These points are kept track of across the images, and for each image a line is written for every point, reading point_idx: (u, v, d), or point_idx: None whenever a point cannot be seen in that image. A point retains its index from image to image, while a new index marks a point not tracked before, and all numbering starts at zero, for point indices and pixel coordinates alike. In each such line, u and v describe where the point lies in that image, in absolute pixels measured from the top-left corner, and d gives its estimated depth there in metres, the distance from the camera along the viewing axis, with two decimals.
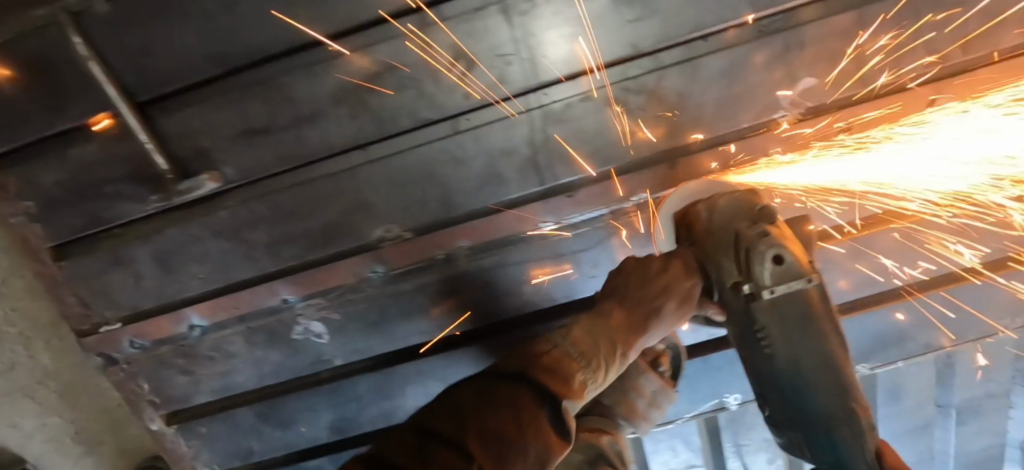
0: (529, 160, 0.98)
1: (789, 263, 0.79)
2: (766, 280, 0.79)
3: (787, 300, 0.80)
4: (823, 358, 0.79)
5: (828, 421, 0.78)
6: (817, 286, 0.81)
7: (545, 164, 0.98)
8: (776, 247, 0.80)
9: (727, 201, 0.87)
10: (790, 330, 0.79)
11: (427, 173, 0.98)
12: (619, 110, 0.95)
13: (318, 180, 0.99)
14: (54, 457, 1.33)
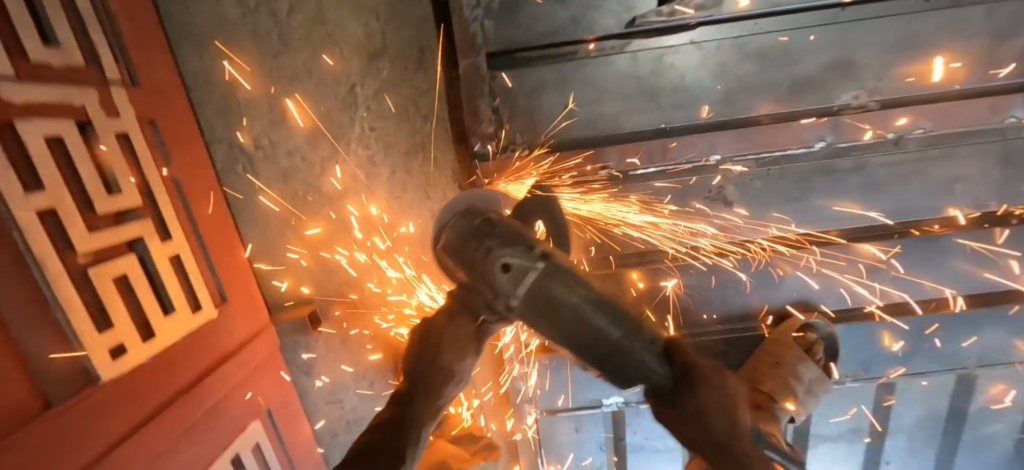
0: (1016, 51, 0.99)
1: (518, 266, 0.76)
2: (507, 288, 0.77)
3: (532, 296, 0.77)
4: (579, 291, 0.77)
5: (613, 351, 0.77)
6: (547, 266, 0.77)
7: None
8: (506, 258, 0.77)
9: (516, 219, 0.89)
10: (543, 315, 0.77)
11: (915, 47, 0.98)
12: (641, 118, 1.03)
13: (813, 30, 0.97)
14: (346, 305, 1.21)
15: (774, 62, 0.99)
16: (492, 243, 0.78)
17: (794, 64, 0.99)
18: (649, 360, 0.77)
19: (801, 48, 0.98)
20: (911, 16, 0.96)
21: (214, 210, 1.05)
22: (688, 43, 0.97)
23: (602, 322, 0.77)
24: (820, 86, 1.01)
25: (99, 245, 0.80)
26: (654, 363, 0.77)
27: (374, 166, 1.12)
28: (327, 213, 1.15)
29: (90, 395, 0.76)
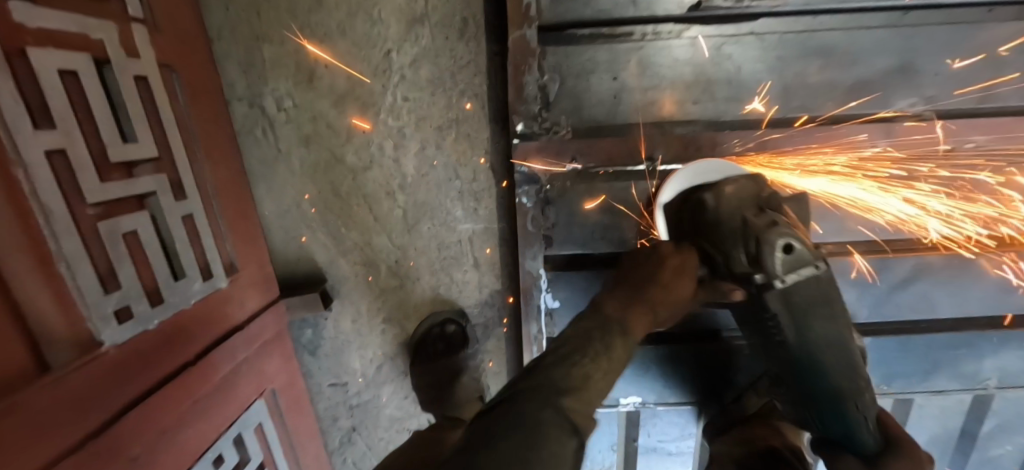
0: None
1: (799, 250, 0.71)
2: (778, 270, 0.72)
3: (796, 287, 0.74)
4: (836, 330, 0.78)
5: (840, 383, 0.79)
6: (824, 269, 0.75)
7: None
8: (788, 237, 0.71)
9: (731, 187, 0.80)
10: (797, 317, 0.76)
11: (973, 58, 0.96)
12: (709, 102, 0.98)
13: (874, 32, 0.94)
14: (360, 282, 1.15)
15: (830, 61, 0.96)
16: (773, 217, 0.74)
17: (852, 66, 0.96)
18: (867, 411, 0.81)
19: (860, 50, 0.95)
20: (970, 26, 0.94)
21: (231, 172, 0.98)
22: (748, 34, 0.94)
23: (840, 351, 0.79)
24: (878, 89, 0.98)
25: (110, 197, 0.70)
26: (847, 401, 0.80)
27: (403, 138, 1.05)
28: (348, 185, 1.08)
29: (95, 361, 0.67)
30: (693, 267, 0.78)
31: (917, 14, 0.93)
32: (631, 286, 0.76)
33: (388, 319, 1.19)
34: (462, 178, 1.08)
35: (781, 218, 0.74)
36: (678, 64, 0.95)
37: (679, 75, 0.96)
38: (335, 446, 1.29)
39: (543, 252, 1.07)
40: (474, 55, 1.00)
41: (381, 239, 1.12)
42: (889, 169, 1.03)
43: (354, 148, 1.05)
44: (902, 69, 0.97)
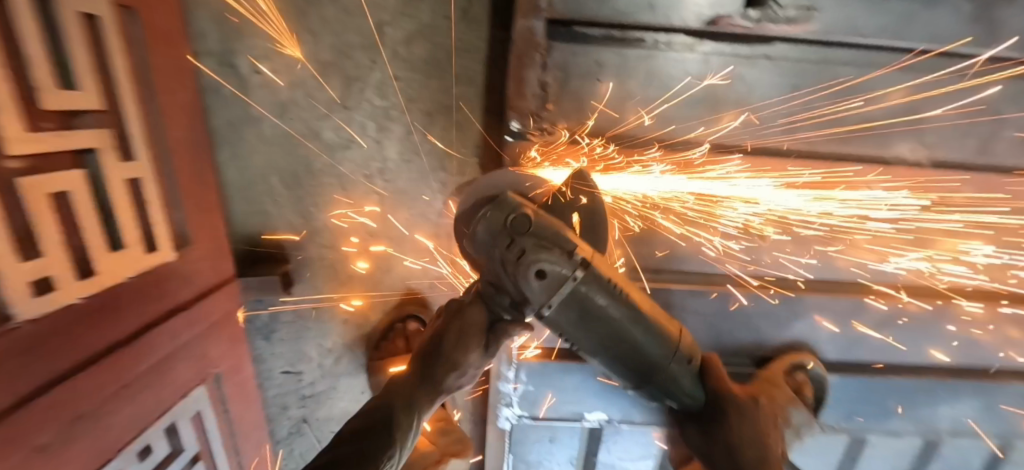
0: None
1: (553, 273, 0.72)
2: (541, 298, 0.73)
3: (566, 303, 0.74)
4: (618, 302, 0.76)
5: (624, 335, 0.77)
6: (585, 278, 0.73)
7: None
8: (541, 263, 0.71)
9: (483, 224, 0.75)
10: (588, 321, 0.76)
11: (982, 112, 0.94)
12: (716, 123, 0.93)
13: (890, 73, 0.91)
14: (325, 268, 1.08)
15: (843, 97, 0.92)
16: (526, 243, 0.72)
17: (862, 105, 0.93)
18: (676, 371, 0.81)
19: (873, 89, 0.92)
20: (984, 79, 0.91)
21: (192, 135, 0.88)
22: (761, 57, 0.89)
23: (627, 319, 0.76)
24: (888, 131, 0.95)
25: (36, 150, 0.59)
26: (690, 381, 0.83)
27: (387, 120, 0.98)
28: (322, 164, 1.00)
29: (2, 337, 0.57)
30: (484, 322, 0.79)
31: (938, 60, 0.90)
32: (455, 334, 0.78)
33: (352, 309, 1.12)
34: (447, 170, 1.03)
35: (538, 238, 0.73)
36: (685, 78, 0.90)
37: (686, 89, 0.91)
38: (281, 436, 1.22)
39: None
40: (474, 40, 0.94)
41: (353, 225, 1.05)
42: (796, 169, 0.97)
43: (333, 124, 0.97)
44: (911, 114, 0.94)
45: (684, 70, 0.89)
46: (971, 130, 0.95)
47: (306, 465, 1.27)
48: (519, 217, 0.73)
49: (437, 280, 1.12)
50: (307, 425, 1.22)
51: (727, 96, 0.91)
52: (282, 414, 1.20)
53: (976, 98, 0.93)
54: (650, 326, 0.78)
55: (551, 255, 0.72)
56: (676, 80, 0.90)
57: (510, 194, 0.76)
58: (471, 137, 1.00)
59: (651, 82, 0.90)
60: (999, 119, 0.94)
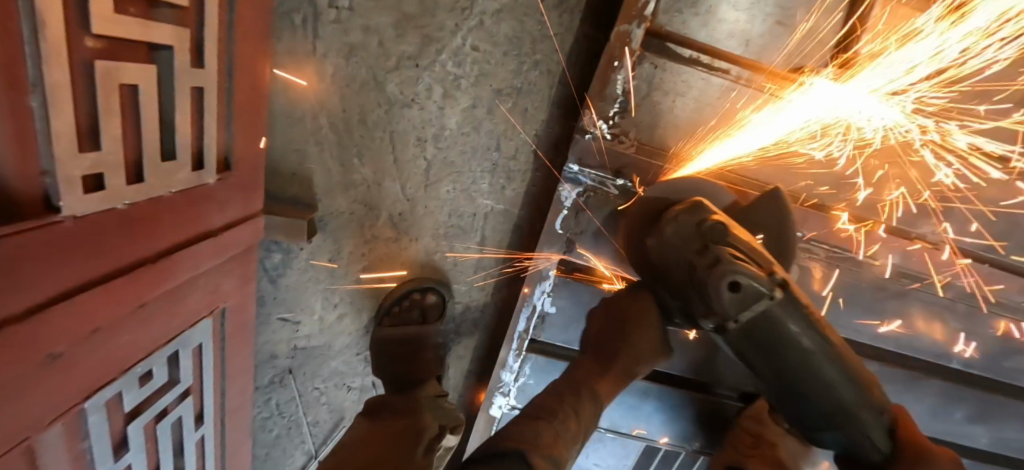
0: None
1: (750, 290, 0.75)
2: (732, 311, 0.77)
3: (754, 322, 0.79)
4: (809, 331, 0.81)
5: (815, 373, 0.84)
6: (780, 301, 0.78)
7: None
8: (739, 276, 0.74)
9: (723, 253, 0.77)
10: (768, 339, 0.81)
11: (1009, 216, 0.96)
12: (775, 173, 0.93)
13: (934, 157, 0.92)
14: (351, 222, 1.03)
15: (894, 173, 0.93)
16: (719, 256, 0.76)
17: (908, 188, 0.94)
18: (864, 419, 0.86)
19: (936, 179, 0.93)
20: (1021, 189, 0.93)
21: (256, 58, 0.82)
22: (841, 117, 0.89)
23: (810, 350, 0.82)
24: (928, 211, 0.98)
25: (118, 35, 0.54)
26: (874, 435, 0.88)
27: (455, 88, 0.94)
28: (377, 116, 0.95)
29: (46, 230, 0.51)
30: (653, 317, 0.90)
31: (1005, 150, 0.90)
32: (628, 324, 0.89)
33: (368, 270, 1.08)
34: (502, 152, 1.00)
35: (773, 275, 0.77)
36: (765, 113, 0.88)
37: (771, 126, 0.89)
38: (263, 383, 1.17)
39: (561, 254, 0.99)
40: (563, 29, 0.91)
41: (393, 186, 1.01)
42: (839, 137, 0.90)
43: (400, 79, 0.93)
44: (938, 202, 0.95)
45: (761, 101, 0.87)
46: None
47: (280, 416, 1.22)
48: (709, 226, 0.78)
49: (460, 257, 1.08)
50: (290, 376, 1.17)
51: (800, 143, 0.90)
52: (269, 360, 1.15)
53: None
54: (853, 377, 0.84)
55: (754, 274, 0.74)
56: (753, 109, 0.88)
57: (704, 201, 0.84)
58: (533, 124, 0.98)
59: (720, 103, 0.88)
60: None
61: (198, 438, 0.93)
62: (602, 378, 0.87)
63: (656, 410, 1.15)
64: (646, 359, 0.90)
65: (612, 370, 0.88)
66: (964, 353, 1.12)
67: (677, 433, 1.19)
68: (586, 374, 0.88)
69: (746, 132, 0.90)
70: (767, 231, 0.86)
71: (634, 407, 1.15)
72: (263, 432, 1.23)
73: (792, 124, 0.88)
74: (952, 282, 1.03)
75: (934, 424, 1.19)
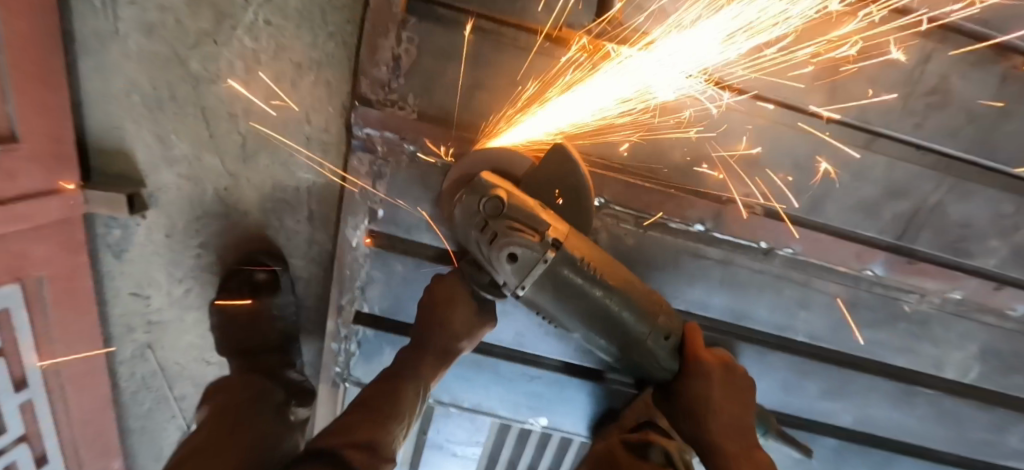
0: (910, 212, 0.98)
1: (525, 256, 0.78)
2: (517, 278, 0.81)
3: (543, 283, 0.81)
4: (580, 272, 0.81)
5: (610, 325, 0.85)
6: (554, 259, 0.79)
7: (917, 225, 0.99)
8: (513, 246, 0.77)
9: (461, 207, 0.82)
10: (560, 297, 0.82)
11: (824, 164, 0.94)
12: (558, 136, 0.93)
13: (734, 116, 0.91)
14: (182, 197, 1.08)
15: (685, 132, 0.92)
16: (496, 231, 0.78)
17: (710, 149, 0.94)
18: (658, 350, 0.89)
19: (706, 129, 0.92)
20: (825, 136, 0.92)
21: (39, 38, 0.87)
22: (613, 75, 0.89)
23: (597, 303, 0.83)
24: (736, 174, 0.96)
25: None
26: (661, 360, 0.91)
27: (256, 63, 0.98)
28: (186, 93, 1.00)
29: None
30: (465, 294, 0.93)
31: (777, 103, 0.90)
32: (444, 303, 0.92)
33: (205, 244, 1.13)
34: (313, 125, 1.02)
35: (511, 220, 0.78)
36: (504, 59, 0.88)
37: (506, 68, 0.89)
38: (124, 358, 1.23)
39: (366, 224, 1.00)
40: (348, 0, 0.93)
41: (214, 160, 1.05)
42: (586, 83, 0.90)
43: (200, 55, 0.97)
44: (750, 161, 0.95)
45: (501, 48, 0.88)
46: (818, 190, 0.96)
47: (148, 391, 1.28)
48: (489, 206, 0.78)
49: (292, 231, 1.12)
50: (151, 351, 1.23)
51: (565, 98, 0.91)
52: (127, 335, 1.21)
53: (830, 159, 0.94)
54: (591, 299, 0.82)
55: (520, 239, 0.77)
56: (489, 55, 0.88)
57: (485, 175, 0.80)
58: (337, 97, 1.00)
59: (464, 54, 0.88)
60: (839, 186, 0.96)
61: (21, 401, 1.05)
62: (422, 359, 0.92)
63: (498, 382, 1.15)
64: (465, 335, 0.93)
65: (429, 350, 0.93)
66: (804, 323, 1.09)
67: (522, 404, 1.18)
68: (411, 360, 0.93)
69: (483, 77, 0.89)
70: (566, 191, 0.85)
71: (475, 379, 1.15)
72: (134, 406, 1.29)
73: (602, 99, 0.89)
74: (776, 249, 1.01)
75: (789, 394, 1.16)
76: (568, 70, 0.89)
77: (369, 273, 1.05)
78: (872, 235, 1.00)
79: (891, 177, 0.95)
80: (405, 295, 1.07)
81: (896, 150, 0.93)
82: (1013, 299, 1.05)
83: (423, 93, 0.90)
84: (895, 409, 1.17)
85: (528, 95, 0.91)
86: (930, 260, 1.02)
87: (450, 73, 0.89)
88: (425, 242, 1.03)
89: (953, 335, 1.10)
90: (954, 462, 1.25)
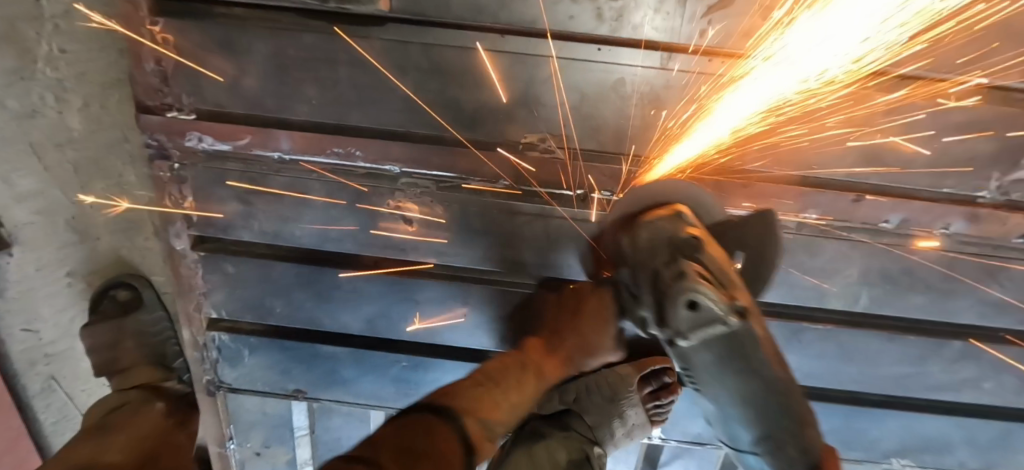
0: (727, 131, 0.89)
1: (706, 309, 0.69)
2: (682, 327, 0.72)
3: (707, 340, 0.73)
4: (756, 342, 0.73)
5: (765, 393, 0.73)
6: (737, 327, 0.71)
7: (740, 144, 0.90)
8: (697, 296, 0.69)
9: (648, 232, 0.78)
10: (715, 346, 0.73)
11: (613, 92, 0.88)
12: (335, 111, 0.91)
13: (503, 58, 0.86)
14: (37, 232, 1.12)
15: (461, 85, 0.88)
16: (679, 267, 0.72)
17: (493, 95, 0.89)
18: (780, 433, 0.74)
19: (484, 78, 0.87)
20: (608, 60, 0.85)
21: None
22: (368, 39, 0.86)
23: (742, 365, 0.73)
24: (528, 117, 0.90)
25: None
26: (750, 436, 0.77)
27: (64, 92, 1.01)
28: (11, 132, 1.03)
29: None
30: (613, 314, 0.89)
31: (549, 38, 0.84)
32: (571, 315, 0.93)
33: (71, 273, 1.17)
34: (133, 141, 1.06)
35: (699, 263, 0.72)
36: (259, 42, 0.87)
37: (264, 50, 0.88)
38: (35, 390, 1.29)
39: (187, 231, 1.02)
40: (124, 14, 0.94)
41: (55, 191, 1.09)
42: (344, 52, 0.87)
43: (14, 93, 1.00)
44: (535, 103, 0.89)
45: (253, 30, 0.86)
46: (618, 123, 0.90)
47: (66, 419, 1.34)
48: (684, 239, 0.74)
49: (147, 248, 1.15)
50: (55, 382, 1.29)
51: (332, 70, 0.88)
52: (28, 370, 1.26)
53: (622, 88, 0.87)
54: (766, 379, 0.73)
55: (706, 291, 0.69)
56: (246, 40, 0.87)
57: (684, 211, 0.80)
58: None
59: (222, 45, 0.88)
60: (640, 116, 0.89)
61: None
62: (511, 376, 0.90)
63: (361, 370, 1.14)
64: (596, 353, 0.95)
65: (547, 359, 0.94)
66: None
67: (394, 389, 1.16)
68: (497, 369, 0.91)
69: (246, 64, 0.89)
70: (755, 262, 0.82)
71: (337, 371, 1.14)
72: (56, 436, 1.36)
73: (368, 63, 0.88)
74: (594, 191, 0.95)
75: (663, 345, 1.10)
76: (324, 41, 0.86)
77: (207, 279, 1.06)
78: (694, 162, 0.92)
79: (695, 95, 0.87)
80: (247, 296, 1.07)
81: (691, 65, 0.85)
82: (880, 210, 0.94)
83: (199, 90, 0.91)
84: (786, 351, 1.08)
85: (293, 74, 0.89)
86: (766, 182, 0.93)
87: (216, 66, 0.89)
88: (249, 241, 1.03)
89: (824, 262, 1.00)
90: (875, 402, 1.15)
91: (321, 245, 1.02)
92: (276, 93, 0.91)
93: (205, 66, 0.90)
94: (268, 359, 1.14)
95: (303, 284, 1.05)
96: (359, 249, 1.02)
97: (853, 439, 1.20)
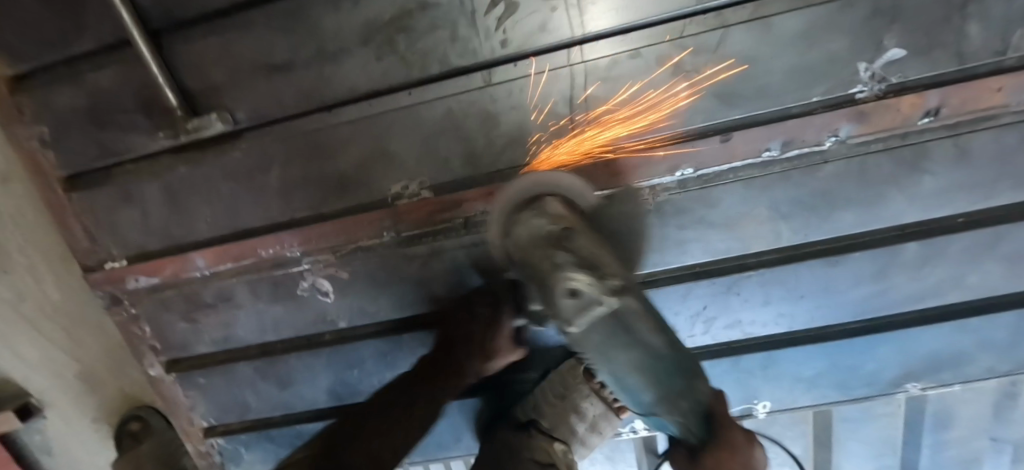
0: (567, 121, 0.90)
1: (586, 295, 0.69)
2: (566, 314, 0.71)
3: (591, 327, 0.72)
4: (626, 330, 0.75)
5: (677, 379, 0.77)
6: (611, 307, 0.71)
7: (585, 128, 0.91)
8: (571, 281, 0.69)
9: (525, 226, 0.77)
10: (611, 348, 0.75)
11: (451, 121, 0.92)
12: (227, 221, 1.01)
13: (342, 126, 0.93)
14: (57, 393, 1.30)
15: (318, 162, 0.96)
16: (556, 259, 0.71)
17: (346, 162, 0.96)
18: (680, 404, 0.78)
19: (333, 150, 0.95)
20: (428, 97, 0.90)
21: None
22: (227, 152, 0.96)
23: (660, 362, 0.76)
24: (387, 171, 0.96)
25: None
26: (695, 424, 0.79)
27: None
28: None
29: None
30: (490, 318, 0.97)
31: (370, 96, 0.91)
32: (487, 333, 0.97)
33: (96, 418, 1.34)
34: None
35: (573, 252, 0.71)
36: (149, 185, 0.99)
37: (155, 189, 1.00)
38: None
39: (157, 359, 1.15)
40: None
41: None
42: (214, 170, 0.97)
43: None
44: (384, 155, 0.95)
45: (140, 176, 0.99)
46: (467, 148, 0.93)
47: None
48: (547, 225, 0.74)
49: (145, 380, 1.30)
50: None
51: (211, 188, 0.99)
52: None
53: (453, 117, 0.91)
54: (652, 349, 0.74)
55: (579, 274, 0.69)
56: (137, 186, 1.00)
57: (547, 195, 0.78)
58: None
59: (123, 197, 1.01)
60: (483, 135, 0.92)
61: None
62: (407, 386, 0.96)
63: None
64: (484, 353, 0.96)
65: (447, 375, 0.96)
66: None
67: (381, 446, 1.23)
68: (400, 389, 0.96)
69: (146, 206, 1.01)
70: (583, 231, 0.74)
71: None
72: None
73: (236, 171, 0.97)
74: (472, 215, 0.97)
75: None
76: (195, 165, 0.97)
77: (189, 394, 1.18)
78: (552, 159, 0.93)
79: (523, 99, 0.89)
80: (225, 399, 1.18)
81: (506, 74, 0.88)
82: (757, 142, 0.90)
83: (120, 239, 1.05)
84: (730, 306, 1.06)
85: (183, 201, 1.00)
86: (630, 153, 0.92)
87: (125, 215, 1.03)
88: (207, 352, 1.14)
89: (726, 209, 0.97)
90: (857, 331, 1.07)
91: (265, 337, 1.11)
92: (177, 221, 1.02)
93: (118, 218, 1.03)
94: (265, 450, 1.24)
95: (265, 377, 1.14)
96: (297, 331, 1.10)
97: (858, 372, 1.11)
